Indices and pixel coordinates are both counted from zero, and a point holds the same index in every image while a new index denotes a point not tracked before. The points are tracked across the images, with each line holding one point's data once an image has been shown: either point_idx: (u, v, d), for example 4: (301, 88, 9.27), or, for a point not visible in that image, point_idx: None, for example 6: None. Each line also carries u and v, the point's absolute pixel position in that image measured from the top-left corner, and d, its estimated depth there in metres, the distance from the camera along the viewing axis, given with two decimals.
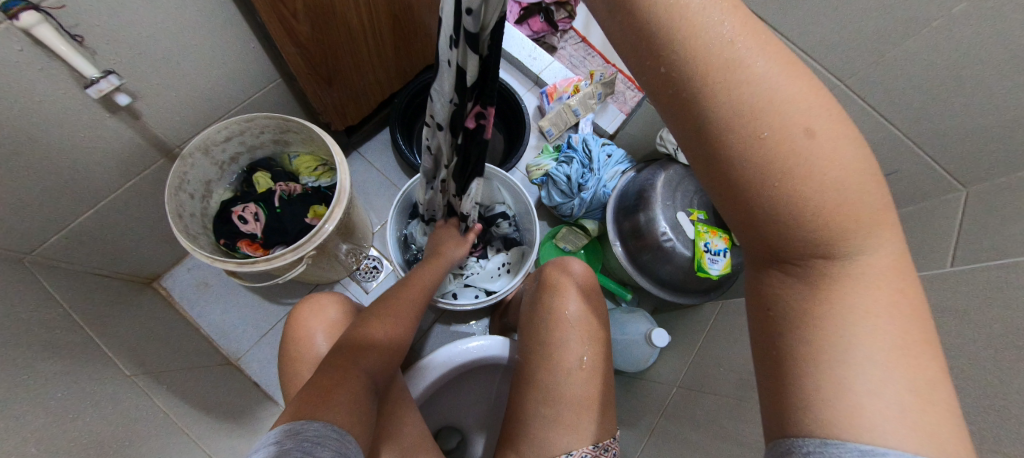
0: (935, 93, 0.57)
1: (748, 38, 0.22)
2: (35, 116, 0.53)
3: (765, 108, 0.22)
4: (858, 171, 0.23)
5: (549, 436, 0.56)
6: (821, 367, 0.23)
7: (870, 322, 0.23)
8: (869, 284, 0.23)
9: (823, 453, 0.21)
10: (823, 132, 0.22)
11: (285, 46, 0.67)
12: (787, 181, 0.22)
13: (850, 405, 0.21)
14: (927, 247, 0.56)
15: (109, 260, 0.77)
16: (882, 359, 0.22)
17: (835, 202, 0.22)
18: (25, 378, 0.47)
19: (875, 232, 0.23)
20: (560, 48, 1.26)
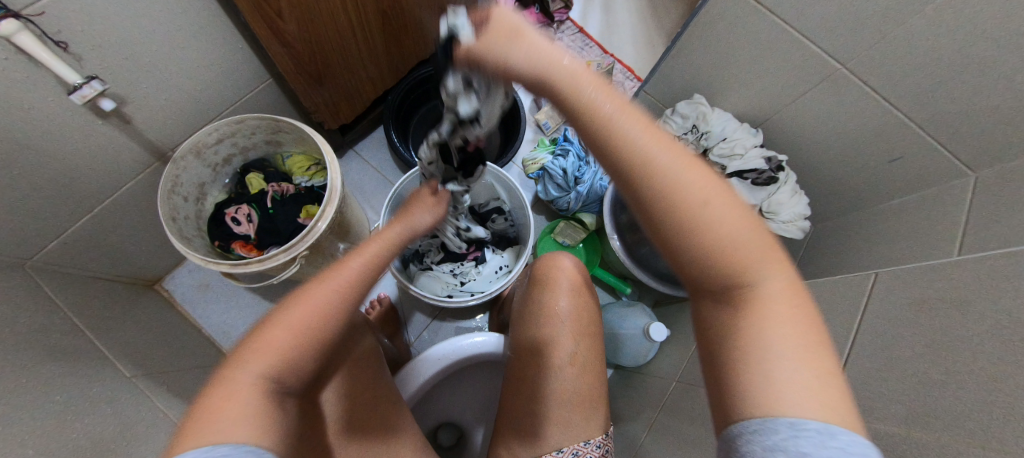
0: (941, 74, 0.55)
1: (655, 137, 0.28)
2: (25, 124, 0.53)
3: (678, 189, 0.28)
4: (749, 225, 0.29)
5: (542, 432, 0.57)
6: (746, 367, 0.28)
7: (778, 328, 0.29)
8: (773, 303, 0.29)
9: (762, 429, 0.26)
10: (720, 202, 0.28)
11: (271, 45, 0.66)
12: (699, 243, 0.29)
13: (773, 391, 0.27)
14: (932, 235, 0.54)
15: (109, 264, 0.78)
16: (789, 354, 0.28)
17: (735, 250, 0.29)
18: (24, 381, 0.48)
19: (768, 267, 0.30)
20: (557, 39, 1.28)
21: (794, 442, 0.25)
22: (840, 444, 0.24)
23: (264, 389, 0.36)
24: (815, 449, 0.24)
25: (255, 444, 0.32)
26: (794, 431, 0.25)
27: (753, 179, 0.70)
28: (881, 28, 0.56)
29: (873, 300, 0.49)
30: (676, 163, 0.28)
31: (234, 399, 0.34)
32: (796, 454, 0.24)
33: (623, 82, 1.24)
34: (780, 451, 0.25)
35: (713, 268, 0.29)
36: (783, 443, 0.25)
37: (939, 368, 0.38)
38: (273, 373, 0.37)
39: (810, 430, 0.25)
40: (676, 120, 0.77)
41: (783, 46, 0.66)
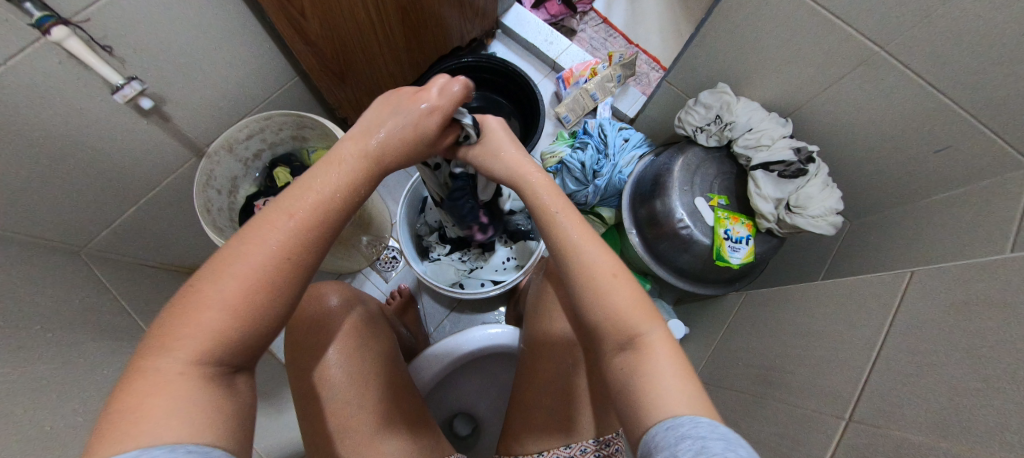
0: (997, 53, 0.50)
1: (582, 235, 0.47)
2: (77, 123, 0.58)
3: (590, 266, 0.45)
4: (636, 293, 0.45)
5: (550, 427, 0.57)
6: (637, 385, 0.40)
7: (657, 360, 0.41)
8: (657, 347, 0.42)
9: (673, 424, 0.36)
10: (619, 276, 0.45)
11: (295, 44, 0.69)
12: (596, 301, 0.44)
13: (659, 397, 0.39)
14: (984, 237, 0.50)
15: (154, 252, 0.84)
16: (666, 375, 0.40)
17: (628, 305, 0.44)
18: (76, 358, 0.53)
19: (651, 322, 0.44)
20: (579, 30, 1.26)
21: (695, 429, 0.34)
22: (720, 430, 0.35)
23: (201, 375, 0.31)
24: (708, 432, 0.34)
25: (198, 443, 0.28)
26: (693, 422, 0.35)
27: (780, 171, 0.67)
28: (927, 5, 0.51)
29: (907, 300, 0.46)
30: (586, 251, 0.45)
31: (167, 387, 0.30)
32: (698, 437, 0.34)
33: (647, 72, 1.20)
34: (686, 437, 0.34)
35: (611, 319, 0.44)
36: (685, 432, 0.34)
37: (977, 375, 0.35)
38: (209, 358, 0.32)
39: (699, 421, 0.35)
40: (699, 110, 0.74)
41: (815, 30, 0.62)
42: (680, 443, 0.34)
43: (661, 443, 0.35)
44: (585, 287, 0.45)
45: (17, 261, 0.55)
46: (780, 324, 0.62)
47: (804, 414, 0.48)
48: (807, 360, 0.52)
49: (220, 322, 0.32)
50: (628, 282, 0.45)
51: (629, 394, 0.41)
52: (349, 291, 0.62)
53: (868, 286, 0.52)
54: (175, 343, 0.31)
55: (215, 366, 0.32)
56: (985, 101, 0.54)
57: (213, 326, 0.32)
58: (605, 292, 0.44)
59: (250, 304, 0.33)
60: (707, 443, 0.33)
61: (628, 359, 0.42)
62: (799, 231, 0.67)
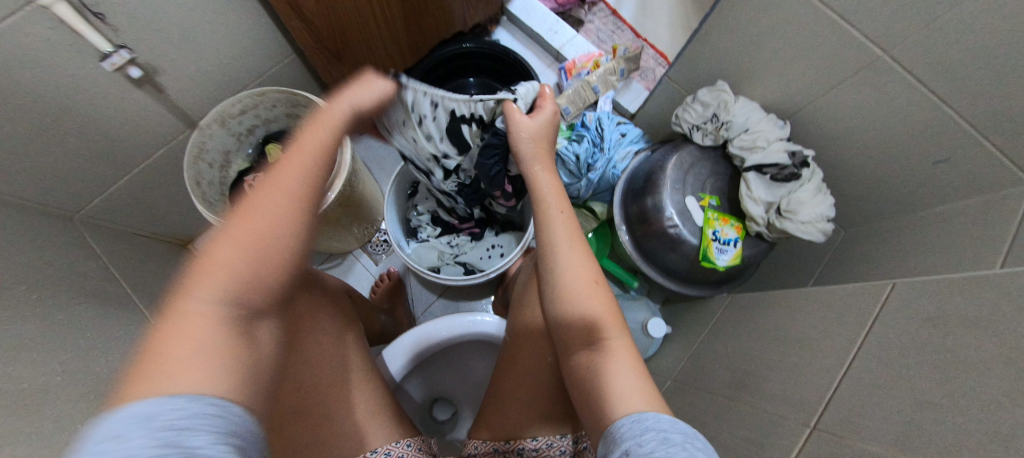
0: (1007, 65, 0.48)
1: (569, 239, 0.53)
2: (69, 89, 0.58)
3: (571, 267, 0.52)
4: (606, 296, 0.51)
5: (520, 419, 0.59)
6: (601, 378, 0.46)
7: (617, 359, 0.47)
8: (619, 346, 0.48)
9: (641, 417, 0.39)
10: (595, 279, 0.52)
11: (291, 20, 0.69)
12: (573, 306, 0.51)
13: (618, 391, 0.44)
14: (976, 254, 0.49)
15: (146, 222, 0.85)
16: (625, 373, 0.45)
17: (600, 306, 0.50)
18: (61, 320, 0.54)
19: (616, 326, 0.49)
20: (587, 21, 1.23)
21: (659, 423, 0.38)
22: (681, 426, 0.38)
23: (224, 315, 0.31)
24: (673, 428, 0.37)
25: (211, 394, 0.27)
26: (657, 418, 0.39)
27: (773, 174, 0.65)
28: (932, 10, 0.49)
29: (884, 313, 0.45)
30: (569, 261, 0.52)
31: (182, 340, 0.28)
32: (661, 430, 0.37)
33: (653, 67, 1.17)
34: (650, 429, 0.37)
35: (586, 323, 0.49)
36: (649, 424, 0.38)
37: (949, 392, 0.34)
38: (229, 298, 0.32)
39: (659, 417, 0.39)
40: (696, 107, 0.73)
41: (819, 30, 0.59)
42: (644, 434, 0.37)
43: (627, 432, 0.39)
44: (566, 294, 0.51)
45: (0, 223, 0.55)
46: (760, 329, 0.61)
47: (772, 420, 0.47)
48: (782, 366, 0.52)
49: (227, 267, 0.32)
50: (602, 291, 0.52)
51: (593, 391, 0.46)
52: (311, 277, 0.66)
53: (850, 297, 0.51)
54: (189, 283, 0.31)
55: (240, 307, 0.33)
56: (989, 114, 0.52)
57: (215, 279, 0.31)
58: (580, 292, 0.51)
59: (260, 257, 0.34)
60: (668, 434, 0.36)
61: (597, 358, 0.48)
62: (788, 235, 0.66)
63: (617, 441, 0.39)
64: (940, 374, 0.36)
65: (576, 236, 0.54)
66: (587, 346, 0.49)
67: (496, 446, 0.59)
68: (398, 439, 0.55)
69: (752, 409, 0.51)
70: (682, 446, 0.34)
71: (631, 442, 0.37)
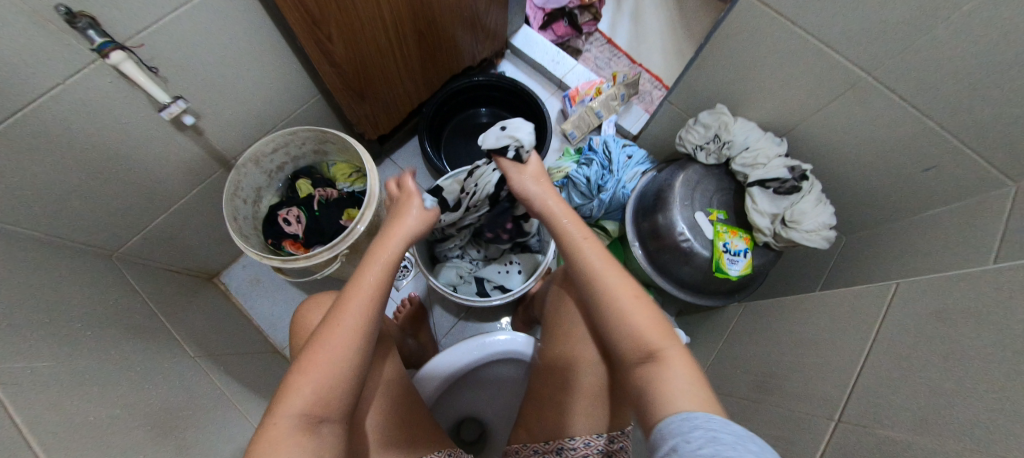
0: (973, 84, 0.54)
1: (598, 255, 0.53)
2: (117, 136, 0.63)
3: (612, 284, 0.51)
4: (651, 309, 0.50)
5: (563, 420, 0.58)
6: (650, 386, 0.43)
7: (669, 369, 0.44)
8: (672, 358, 0.45)
9: (688, 417, 0.38)
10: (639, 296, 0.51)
11: (321, 66, 0.75)
12: (617, 323, 0.49)
13: (669, 394, 0.41)
14: (969, 249, 0.53)
15: (177, 258, 0.89)
16: (679, 379, 0.43)
17: (646, 319, 0.49)
18: (109, 353, 0.57)
19: (668, 338, 0.47)
20: (585, 50, 1.32)
21: (707, 422, 0.36)
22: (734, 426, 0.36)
23: (301, 423, 0.41)
24: (726, 429, 0.35)
25: None
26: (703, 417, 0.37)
27: (776, 188, 0.71)
28: (906, 38, 0.55)
29: (891, 311, 0.49)
30: (608, 278, 0.51)
31: (278, 436, 0.40)
32: (709, 429, 0.35)
33: (650, 91, 1.23)
34: (699, 428, 0.36)
35: (634, 334, 0.48)
36: (699, 423, 0.36)
37: (956, 377, 0.38)
38: (333, 361, 0.44)
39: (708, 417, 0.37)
40: (698, 129, 0.78)
41: (804, 56, 0.65)
42: (693, 431, 0.36)
43: (675, 429, 0.37)
44: (607, 309, 0.50)
45: (48, 265, 0.59)
46: (778, 333, 0.64)
47: (800, 417, 0.50)
48: (802, 365, 0.55)
49: (353, 324, 0.46)
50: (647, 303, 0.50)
51: (640, 397, 0.44)
52: None
53: (857, 299, 0.55)
54: (290, 400, 0.42)
55: (307, 417, 0.42)
56: (969, 124, 0.57)
57: (314, 389, 0.43)
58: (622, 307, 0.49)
59: (329, 371, 0.44)
60: (717, 434, 0.35)
61: (645, 365, 0.46)
62: (795, 244, 0.71)
63: (666, 439, 0.37)
64: (945, 360, 0.40)
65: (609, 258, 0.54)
66: (636, 354, 0.47)
67: (534, 447, 0.59)
68: (441, 449, 0.60)
69: (779, 405, 0.54)
70: (732, 446, 0.33)
71: (679, 439, 0.36)
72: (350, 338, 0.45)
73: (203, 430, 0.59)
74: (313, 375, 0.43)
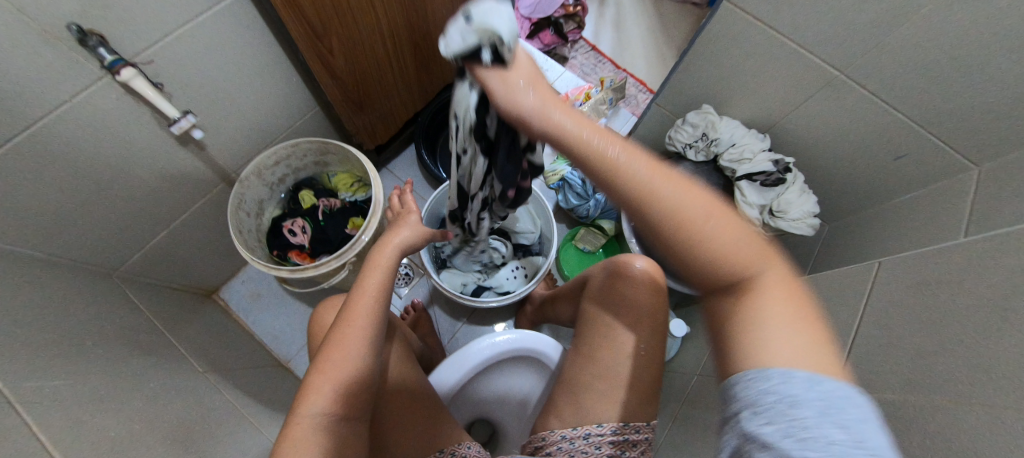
0: (933, 78, 0.59)
1: (640, 163, 0.33)
2: (121, 153, 0.63)
3: (679, 207, 0.32)
4: (736, 233, 0.33)
5: (593, 406, 0.56)
6: (740, 343, 0.31)
7: (766, 316, 0.31)
8: (770, 292, 0.32)
9: (756, 376, 0.28)
10: (716, 219, 0.33)
11: (323, 79, 0.77)
12: (691, 261, 0.33)
13: (766, 357, 0.29)
14: (941, 227, 0.58)
15: (176, 275, 0.88)
16: (781, 327, 0.30)
17: (730, 248, 0.33)
18: (120, 370, 0.57)
19: (762, 265, 0.33)
20: (571, 58, 1.36)
21: (784, 386, 0.26)
22: (827, 390, 0.25)
23: (320, 422, 0.43)
24: (807, 392, 0.25)
25: None
26: (781, 377, 0.27)
27: (762, 180, 0.75)
28: (872, 38, 0.60)
29: (876, 287, 0.53)
30: (671, 196, 0.33)
31: (299, 434, 0.42)
32: (786, 396, 0.25)
33: (636, 94, 1.29)
34: (771, 393, 0.26)
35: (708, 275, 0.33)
36: (772, 387, 0.26)
37: (937, 340, 0.41)
38: (345, 361, 0.46)
39: (794, 377, 0.26)
40: (687, 128, 0.82)
41: (781, 57, 0.70)
42: (766, 398, 0.26)
43: (743, 392, 0.28)
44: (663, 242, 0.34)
45: (55, 283, 0.59)
46: None
47: None
48: None
49: (363, 326, 0.48)
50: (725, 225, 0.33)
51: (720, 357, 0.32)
52: None
53: (844, 279, 0.59)
54: (310, 400, 0.44)
55: (328, 416, 0.43)
56: (933, 114, 0.62)
57: (330, 389, 0.44)
58: (697, 241, 0.32)
59: (343, 371, 0.45)
60: (796, 404, 0.25)
61: (731, 314, 0.33)
62: (781, 233, 0.76)
63: (733, 403, 0.28)
64: (927, 326, 0.44)
65: (663, 166, 0.34)
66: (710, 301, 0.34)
67: (561, 432, 0.56)
68: (461, 442, 0.59)
69: None
70: (817, 429, 0.23)
71: (746, 408, 0.27)
72: (361, 338, 0.47)
73: (219, 444, 0.59)
74: (329, 375, 0.45)
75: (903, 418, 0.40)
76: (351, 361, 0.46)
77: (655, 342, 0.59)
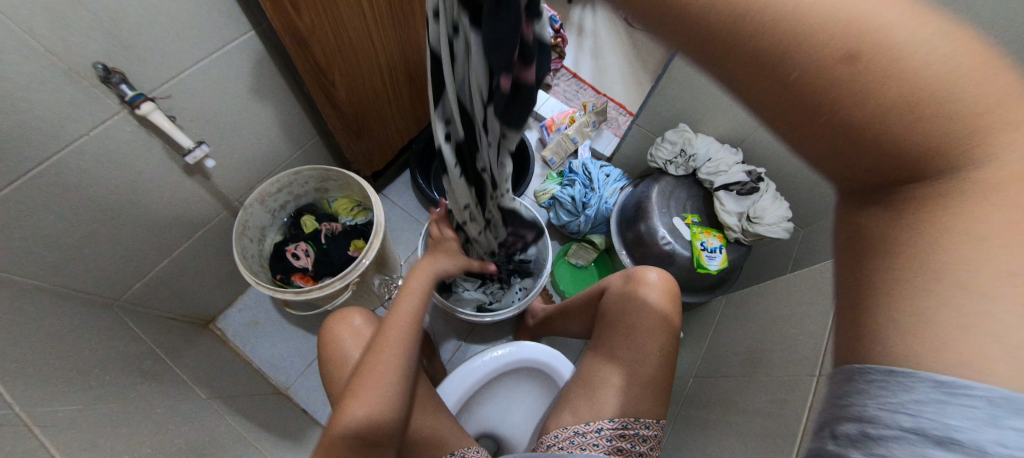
0: None
1: None
2: (130, 184, 0.65)
3: (841, 34, 0.20)
4: (960, 64, 0.19)
5: (606, 401, 0.59)
6: (920, 293, 0.20)
7: (983, 224, 0.19)
8: (1000, 187, 0.20)
9: (890, 382, 0.20)
10: (921, 41, 0.19)
11: (325, 110, 0.81)
12: (855, 124, 0.21)
13: (946, 349, 0.19)
14: None
15: (174, 305, 0.88)
16: (1002, 293, 0.19)
17: (934, 97, 0.19)
18: (126, 396, 0.57)
19: (1001, 125, 0.19)
20: (554, 85, 1.44)
21: (941, 412, 0.19)
22: (1018, 427, 0.17)
23: (353, 439, 0.49)
24: (975, 423, 0.18)
25: None
26: (944, 393, 0.19)
27: (738, 190, 0.82)
28: None
29: None
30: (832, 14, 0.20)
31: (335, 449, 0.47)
32: (942, 429, 0.18)
33: (617, 117, 1.36)
34: (912, 418, 0.19)
35: (838, 145, 0.22)
36: (916, 409, 0.19)
37: None
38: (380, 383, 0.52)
39: (977, 397, 0.18)
40: (666, 146, 0.90)
41: None
42: (904, 417, 0.20)
43: (867, 391, 0.21)
44: (774, 92, 0.22)
45: (60, 312, 0.59)
46: (759, 315, 0.72)
47: (788, 379, 0.56)
48: (783, 337, 0.63)
49: (394, 350, 0.55)
50: (933, 36, 0.20)
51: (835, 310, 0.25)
52: (370, 313, 0.72)
53: (819, 275, 0.64)
54: (342, 422, 0.49)
55: (359, 436, 0.49)
56: None
57: (361, 412, 0.50)
58: (864, 88, 0.20)
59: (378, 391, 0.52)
60: (953, 440, 0.18)
61: (884, 236, 0.22)
62: (760, 237, 0.81)
63: (851, 400, 0.22)
64: None
65: None
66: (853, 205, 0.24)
67: (575, 428, 0.58)
68: (470, 447, 0.62)
69: (770, 373, 0.60)
70: None
71: (870, 422, 0.21)
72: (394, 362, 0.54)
73: None
74: (364, 396, 0.51)
75: None
76: (386, 382, 0.52)
77: (670, 340, 0.62)
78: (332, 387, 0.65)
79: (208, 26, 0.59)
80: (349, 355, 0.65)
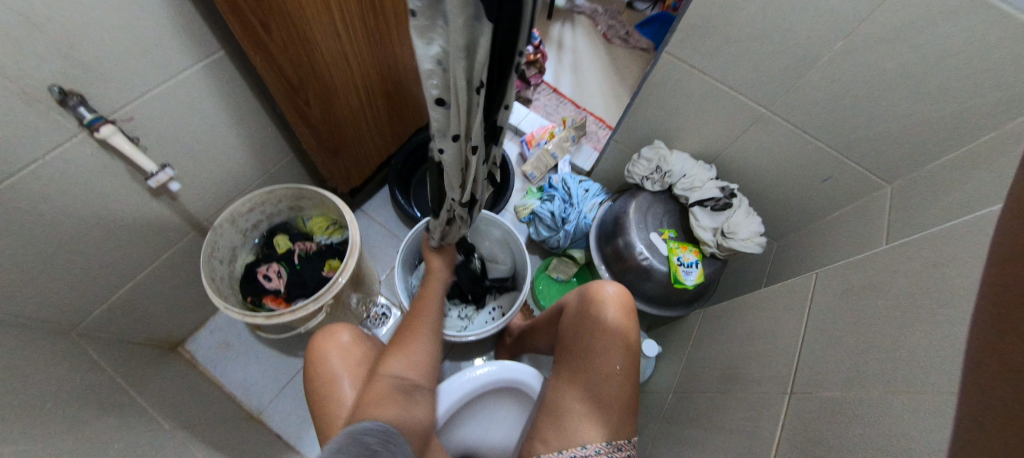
0: (844, 114, 0.68)
1: None
2: (91, 207, 0.63)
3: None
4: None
5: (578, 427, 0.58)
6: None
7: None
8: None
9: None
10: None
11: (299, 128, 0.79)
12: None
13: None
14: (868, 237, 0.65)
15: (141, 330, 0.85)
16: None
17: None
18: (85, 431, 0.54)
19: None
20: (534, 99, 1.46)
21: None
22: None
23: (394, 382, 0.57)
24: None
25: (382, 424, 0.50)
26: None
27: (712, 205, 0.83)
28: (789, 81, 0.69)
29: (815, 297, 0.59)
30: None
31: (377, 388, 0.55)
32: None
33: (596, 131, 1.38)
34: None
35: None
36: None
37: (867, 339, 0.47)
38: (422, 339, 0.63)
39: None
40: (642, 162, 0.90)
41: (719, 98, 0.79)
42: None
43: None
44: None
45: (14, 343, 0.57)
46: (735, 330, 0.72)
47: (762, 395, 0.57)
48: (756, 352, 0.63)
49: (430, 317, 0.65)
50: None
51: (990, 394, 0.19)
52: (359, 331, 0.70)
53: (790, 291, 0.65)
54: (389, 365, 0.59)
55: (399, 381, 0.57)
56: (848, 142, 0.71)
57: (402, 357, 0.60)
58: None
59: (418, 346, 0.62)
60: None
61: None
62: (735, 252, 0.83)
63: None
64: (857, 328, 0.49)
65: None
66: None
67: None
68: None
69: (746, 388, 0.61)
70: None
71: None
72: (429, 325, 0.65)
73: None
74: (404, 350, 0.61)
75: (845, 411, 0.44)
76: (423, 340, 0.63)
77: (631, 357, 0.62)
78: (315, 405, 0.63)
79: (178, 46, 0.58)
80: (337, 374, 0.63)
